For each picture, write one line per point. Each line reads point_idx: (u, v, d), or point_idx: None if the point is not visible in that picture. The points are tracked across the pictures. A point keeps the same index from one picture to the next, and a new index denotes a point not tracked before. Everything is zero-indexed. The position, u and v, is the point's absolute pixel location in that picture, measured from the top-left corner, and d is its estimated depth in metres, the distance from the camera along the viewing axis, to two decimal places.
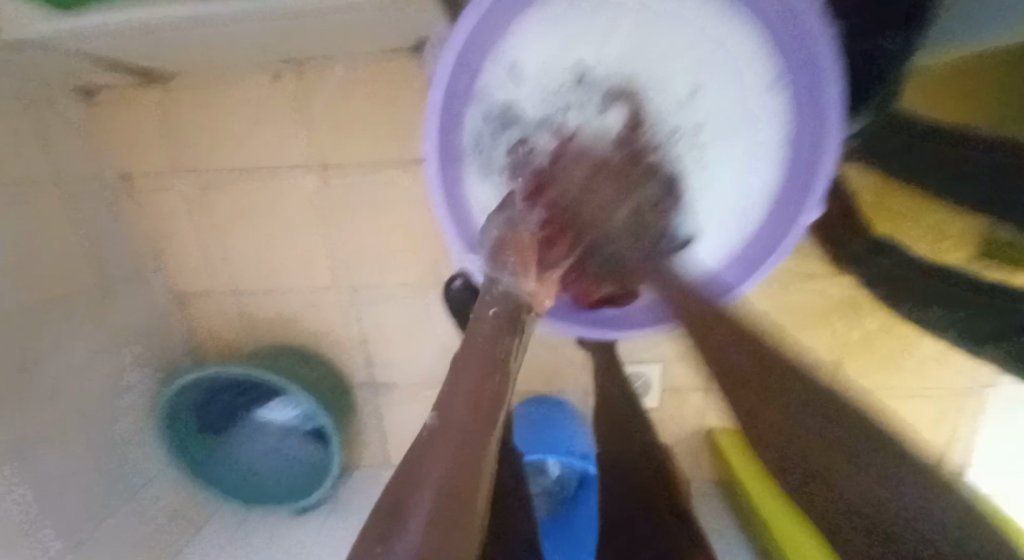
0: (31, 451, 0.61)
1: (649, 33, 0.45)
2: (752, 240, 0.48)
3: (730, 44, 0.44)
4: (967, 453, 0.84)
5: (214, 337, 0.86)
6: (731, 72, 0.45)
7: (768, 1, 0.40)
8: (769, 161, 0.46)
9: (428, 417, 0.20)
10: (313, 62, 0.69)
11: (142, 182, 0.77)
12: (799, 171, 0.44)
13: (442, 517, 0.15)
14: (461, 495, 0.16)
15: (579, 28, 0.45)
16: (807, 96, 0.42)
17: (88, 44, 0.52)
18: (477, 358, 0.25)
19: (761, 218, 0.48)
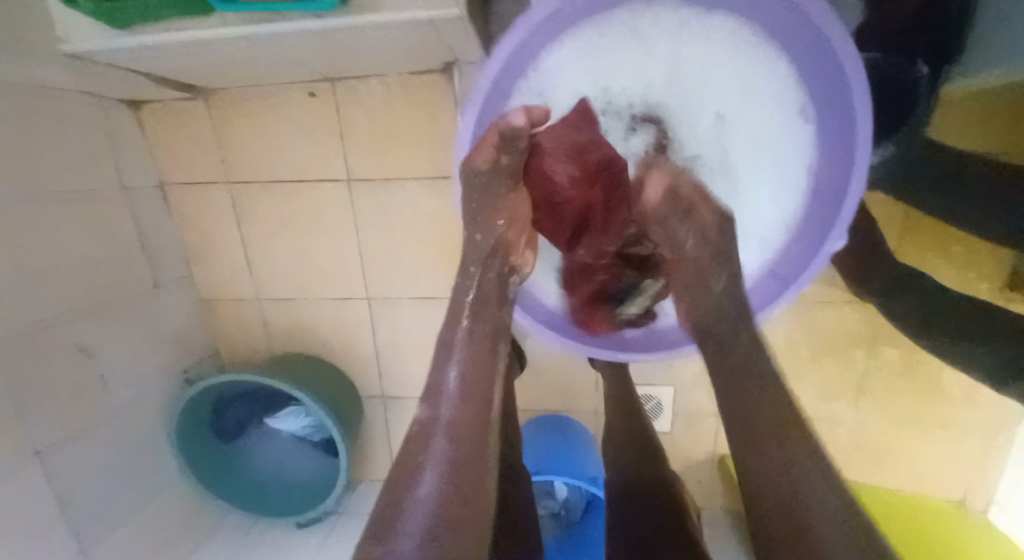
0: (65, 450, 0.62)
1: (680, 60, 0.46)
2: (771, 269, 0.47)
3: (761, 73, 0.44)
4: (987, 493, 0.82)
5: (236, 344, 0.87)
6: (761, 99, 0.46)
7: (801, 34, 0.40)
8: (793, 190, 0.47)
9: (436, 408, 0.30)
10: (351, 81, 0.71)
11: (178, 192, 0.80)
12: (824, 201, 0.44)
13: (441, 502, 0.25)
14: (457, 483, 0.26)
15: (613, 54, 0.46)
16: (835, 128, 0.42)
17: (146, 59, 0.54)
18: (478, 362, 0.33)
19: (782, 246, 0.47)
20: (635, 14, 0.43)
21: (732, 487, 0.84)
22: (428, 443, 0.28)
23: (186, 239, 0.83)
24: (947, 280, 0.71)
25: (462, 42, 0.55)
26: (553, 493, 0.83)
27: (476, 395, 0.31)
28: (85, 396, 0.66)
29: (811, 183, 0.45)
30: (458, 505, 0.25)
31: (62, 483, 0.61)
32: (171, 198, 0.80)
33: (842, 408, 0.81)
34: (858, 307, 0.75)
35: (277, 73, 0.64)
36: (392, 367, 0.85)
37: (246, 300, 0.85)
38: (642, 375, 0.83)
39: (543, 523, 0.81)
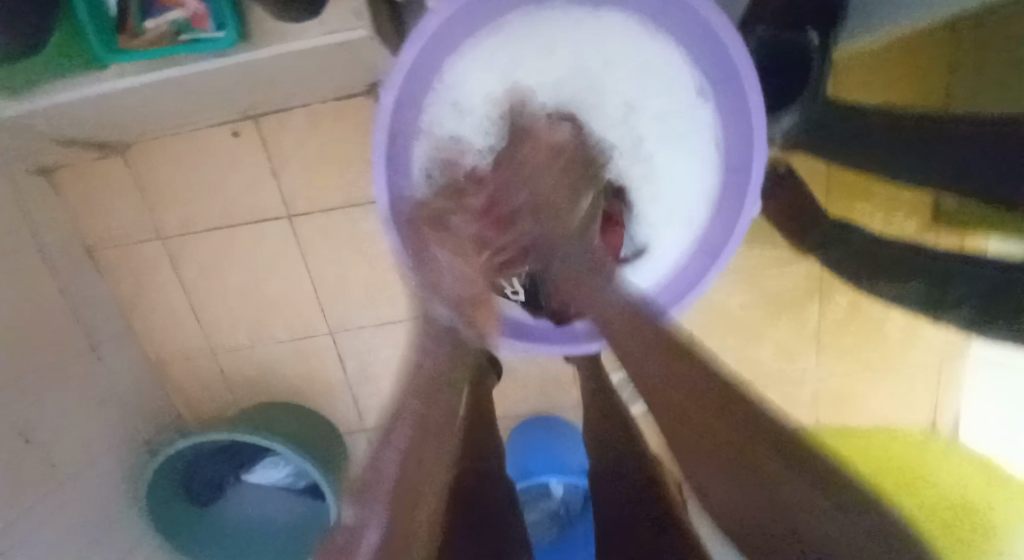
0: (26, 543, 0.58)
1: (579, 53, 0.46)
2: (702, 243, 0.48)
3: (657, 56, 0.46)
4: (952, 419, 0.86)
5: (198, 401, 0.84)
6: (665, 81, 0.47)
7: (680, 15, 0.42)
8: (709, 165, 0.48)
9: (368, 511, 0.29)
10: (275, 115, 0.70)
11: (111, 253, 0.76)
12: (735, 170, 0.45)
13: None
14: None
15: (514, 58, 0.46)
16: (732, 99, 0.43)
17: (53, 121, 0.52)
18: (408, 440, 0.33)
19: (709, 220, 0.48)
20: (529, 21, 0.45)
21: None
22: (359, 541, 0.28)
23: (126, 301, 0.79)
24: (876, 225, 0.75)
25: (377, 61, 0.55)
26: (549, 494, 0.81)
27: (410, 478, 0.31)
28: (38, 483, 0.62)
29: (721, 159, 0.47)
30: None
31: None
32: (103, 261, 0.77)
33: (806, 361, 0.84)
34: (804, 263, 0.78)
35: (196, 116, 0.63)
36: (364, 398, 0.83)
37: (200, 355, 0.81)
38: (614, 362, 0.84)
39: (540, 524, 0.81)
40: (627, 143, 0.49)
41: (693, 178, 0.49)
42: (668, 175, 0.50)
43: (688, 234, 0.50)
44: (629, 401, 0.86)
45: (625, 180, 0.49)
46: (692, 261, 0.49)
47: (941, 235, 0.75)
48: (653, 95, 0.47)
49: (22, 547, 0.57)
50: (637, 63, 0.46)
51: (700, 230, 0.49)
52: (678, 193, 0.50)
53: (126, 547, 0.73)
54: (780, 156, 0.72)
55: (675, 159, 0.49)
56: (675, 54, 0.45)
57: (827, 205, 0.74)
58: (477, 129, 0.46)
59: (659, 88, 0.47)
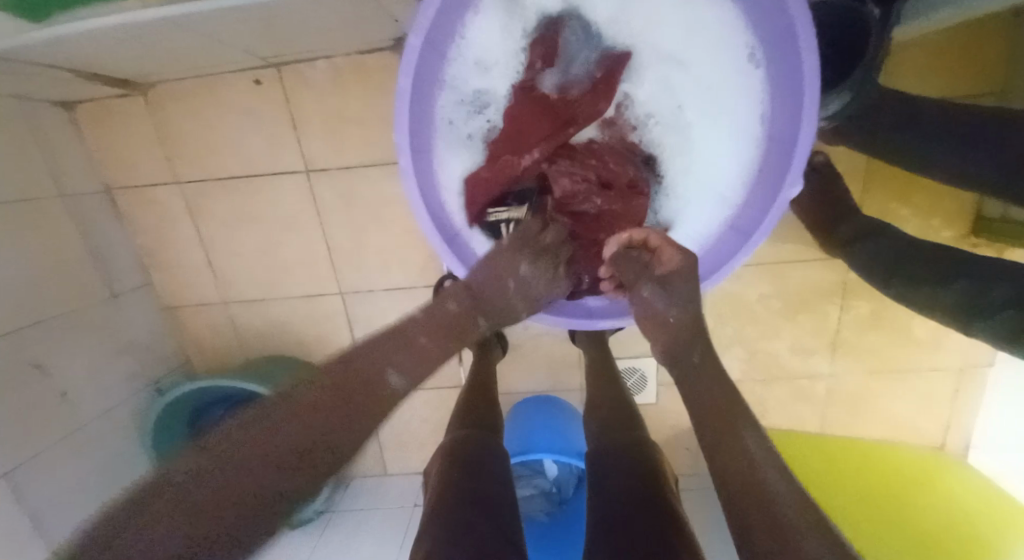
0: (35, 467, 0.60)
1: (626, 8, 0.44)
2: (732, 226, 0.46)
3: (707, 17, 0.43)
4: (965, 435, 0.84)
5: (207, 348, 0.85)
6: (715, 43, 0.44)
7: None
8: (749, 141, 0.45)
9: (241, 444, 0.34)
10: (299, 65, 0.68)
11: (129, 195, 0.76)
12: (776, 150, 0.43)
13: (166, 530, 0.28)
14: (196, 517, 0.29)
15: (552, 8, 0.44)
16: (784, 69, 0.40)
17: (75, 52, 0.51)
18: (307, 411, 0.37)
19: (743, 201, 0.46)
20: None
21: None
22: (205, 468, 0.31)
23: (141, 245, 0.79)
24: (912, 229, 0.72)
25: (406, 11, 0.53)
26: (542, 471, 0.83)
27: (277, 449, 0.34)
28: (48, 412, 0.63)
29: (767, 131, 0.44)
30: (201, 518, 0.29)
31: (32, 501, 0.59)
32: (120, 203, 0.77)
33: (820, 363, 0.82)
34: (829, 263, 0.75)
35: (217, 60, 0.61)
36: None
37: (212, 304, 0.82)
38: (623, 347, 0.83)
39: (532, 500, 0.81)
40: (669, 106, 0.47)
41: (731, 154, 0.46)
42: (711, 142, 0.47)
43: (718, 215, 0.48)
44: (633, 388, 0.85)
45: (654, 151, 0.48)
46: (719, 242, 0.47)
47: (981, 245, 0.71)
48: (700, 54, 0.44)
49: (26, 475, 0.59)
50: (685, 21, 0.44)
51: (732, 212, 0.47)
52: (714, 169, 0.47)
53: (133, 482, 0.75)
54: (819, 147, 0.69)
55: (714, 132, 0.46)
56: (726, 14, 0.42)
57: (864, 202, 0.71)
58: (505, 80, 0.46)
59: (708, 47, 0.44)
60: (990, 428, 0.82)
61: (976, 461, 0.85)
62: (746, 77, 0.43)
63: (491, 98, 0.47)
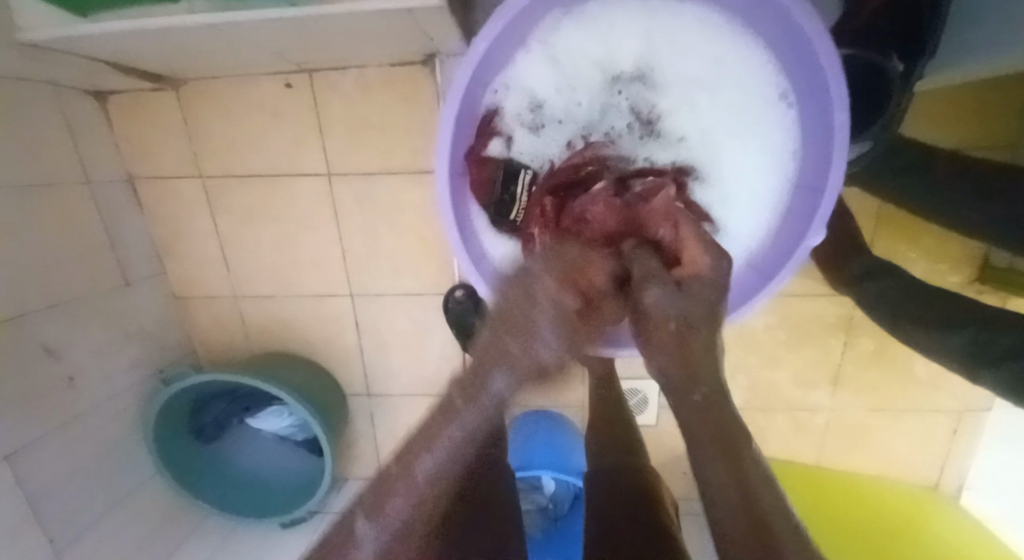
0: (40, 452, 0.61)
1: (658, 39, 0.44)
2: (767, 246, 0.46)
3: (737, 57, 0.44)
4: (957, 476, 0.85)
5: (214, 341, 0.86)
6: (746, 80, 0.44)
7: (768, 21, 0.40)
8: (775, 167, 0.46)
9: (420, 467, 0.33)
10: (330, 71, 0.69)
11: (151, 186, 0.77)
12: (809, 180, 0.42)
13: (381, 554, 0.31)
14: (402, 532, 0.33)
15: (577, 38, 0.44)
16: (813, 107, 0.41)
17: (116, 49, 0.52)
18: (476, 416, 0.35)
19: (778, 221, 0.46)
20: (605, 2, 0.43)
21: None
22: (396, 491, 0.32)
23: (158, 235, 0.80)
24: (918, 271, 0.73)
25: (443, 32, 0.54)
26: (541, 487, 0.82)
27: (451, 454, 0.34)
28: (56, 398, 0.63)
29: (795, 164, 0.44)
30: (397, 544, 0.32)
31: (32, 486, 0.59)
32: (142, 192, 0.78)
33: (819, 397, 0.83)
34: (836, 299, 0.76)
35: (251, 62, 0.63)
36: (375, 364, 0.84)
37: (223, 297, 0.83)
38: (626, 368, 0.84)
39: (530, 516, 0.81)
40: (696, 132, 0.47)
41: (759, 172, 0.46)
42: (739, 173, 0.47)
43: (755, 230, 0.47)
44: (634, 409, 0.85)
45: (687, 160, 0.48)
46: (755, 267, 0.46)
47: (983, 291, 0.73)
48: (731, 80, 0.45)
49: (29, 458, 0.59)
50: (717, 56, 0.44)
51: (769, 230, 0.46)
52: (741, 186, 0.47)
53: (130, 470, 0.75)
54: None
55: (744, 151, 0.46)
56: (757, 57, 0.43)
57: (874, 242, 0.73)
58: (541, 97, 0.47)
59: (741, 80, 0.44)
60: (984, 471, 0.83)
61: (969, 503, 0.86)
62: (773, 112, 0.44)
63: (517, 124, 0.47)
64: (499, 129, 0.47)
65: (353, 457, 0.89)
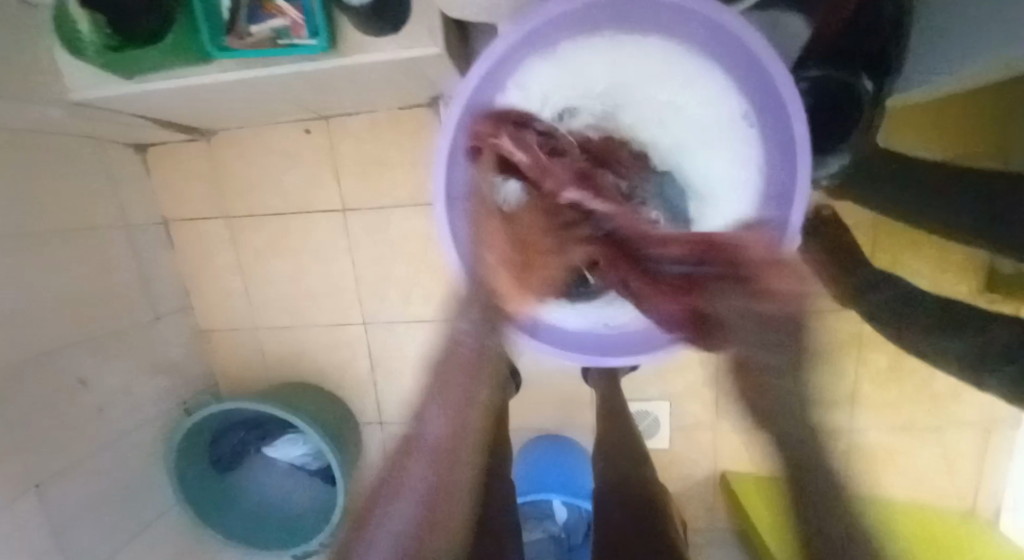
0: (67, 480, 0.64)
1: (624, 69, 0.48)
2: None
3: (700, 81, 0.47)
4: (988, 495, 0.82)
5: (235, 372, 0.90)
6: (708, 101, 0.48)
7: (729, 46, 0.44)
8: (744, 180, 0.48)
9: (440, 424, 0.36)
10: (344, 117, 0.76)
11: (181, 227, 0.84)
12: (776, 188, 0.47)
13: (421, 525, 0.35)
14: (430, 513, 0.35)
15: (551, 74, 0.48)
16: (776, 120, 0.45)
17: (152, 104, 0.59)
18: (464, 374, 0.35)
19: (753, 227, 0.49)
20: (578, 38, 0.47)
21: (732, 502, 0.84)
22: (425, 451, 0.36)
23: (185, 273, 0.86)
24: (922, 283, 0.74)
25: (445, 77, 0.60)
26: (553, 515, 0.83)
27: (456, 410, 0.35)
28: (85, 428, 0.67)
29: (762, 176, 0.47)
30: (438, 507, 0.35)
31: (58, 512, 0.62)
32: (173, 234, 0.84)
33: (834, 416, 0.82)
34: (840, 314, 0.77)
35: (273, 112, 0.69)
36: (389, 392, 0.86)
37: (245, 330, 0.87)
38: (636, 389, 0.85)
39: (541, 544, 0.81)
40: (662, 155, 0.50)
41: (731, 184, 0.49)
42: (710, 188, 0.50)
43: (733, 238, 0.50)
44: (646, 431, 0.86)
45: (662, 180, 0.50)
46: None
47: (995, 300, 0.73)
48: (694, 108, 0.48)
49: (58, 485, 0.62)
50: (680, 81, 0.48)
51: None
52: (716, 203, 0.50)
53: (152, 500, 0.78)
54: (825, 201, 0.73)
55: (713, 168, 0.49)
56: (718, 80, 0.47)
57: (873, 256, 0.74)
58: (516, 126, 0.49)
59: (703, 101, 0.48)
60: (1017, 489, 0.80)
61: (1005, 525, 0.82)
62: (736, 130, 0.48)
63: None
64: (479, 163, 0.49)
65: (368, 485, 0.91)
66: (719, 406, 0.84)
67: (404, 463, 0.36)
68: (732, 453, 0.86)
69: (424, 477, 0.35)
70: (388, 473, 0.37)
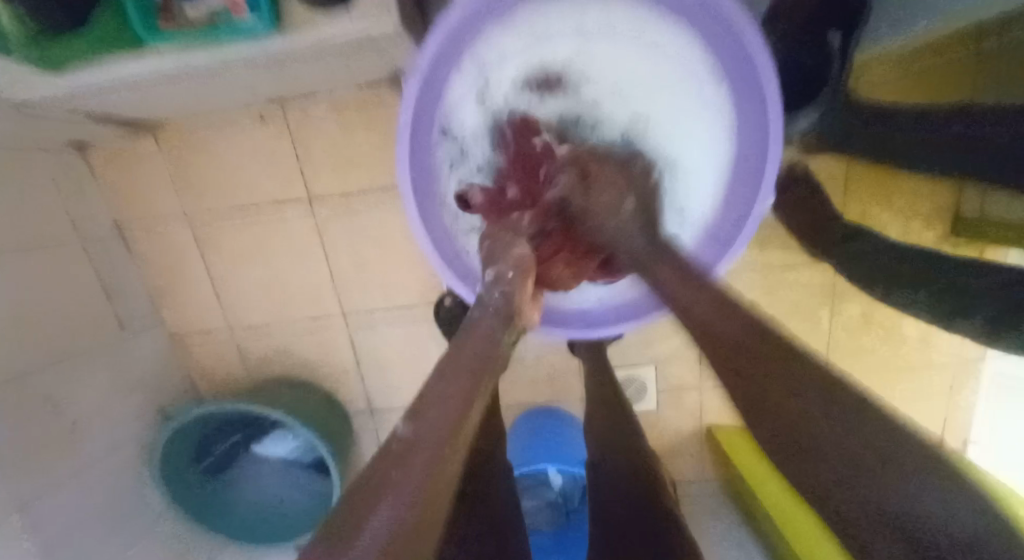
0: (48, 500, 0.62)
1: (585, 37, 0.48)
2: (721, 217, 0.50)
3: (664, 45, 0.47)
4: (959, 429, 0.86)
5: (213, 374, 0.87)
6: (674, 65, 0.48)
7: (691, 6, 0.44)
8: (715, 143, 0.50)
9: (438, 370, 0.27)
10: (300, 100, 0.72)
11: (138, 228, 0.79)
12: (748, 151, 0.47)
13: (421, 498, 0.17)
14: (438, 496, 0.18)
15: (513, 47, 0.48)
16: (745, 80, 0.45)
17: (88, 99, 0.54)
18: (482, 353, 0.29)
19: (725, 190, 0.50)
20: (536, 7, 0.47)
21: (721, 457, 0.87)
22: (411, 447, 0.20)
23: (148, 276, 0.82)
24: (894, 231, 0.75)
25: (401, 52, 0.57)
26: (547, 482, 0.82)
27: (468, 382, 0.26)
28: (60, 445, 0.65)
29: (732, 137, 0.49)
30: (440, 476, 0.19)
31: (43, 534, 0.60)
32: (129, 236, 0.80)
33: None
34: (816, 268, 0.78)
35: (223, 100, 0.65)
36: (375, 379, 0.85)
37: (219, 330, 0.84)
38: (622, 357, 0.85)
39: (539, 512, 0.82)
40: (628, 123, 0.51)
41: (701, 149, 0.51)
42: (679, 151, 0.51)
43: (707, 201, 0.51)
44: (634, 397, 0.87)
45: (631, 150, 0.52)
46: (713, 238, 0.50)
47: (962, 245, 0.75)
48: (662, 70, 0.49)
49: (40, 506, 0.60)
50: (643, 46, 0.48)
51: (719, 199, 0.50)
52: (690, 169, 0.51)
53: (142, 511, 0.76)
54: (797, 157, 0.73)
55: (681, 132, 0.51)
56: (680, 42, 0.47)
57: (846, 208, 0.75)
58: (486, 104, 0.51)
59: (667, 66, 0.48)
60: (986, 421, 0.84)
61: (975, 455, 0.86)
62: (703, 91, 0.48)
63: (464, 130, 0.51)
64: (453, 143, 0.51)
65: (363, 473, 0.91)
66: (704, 366, 0.86)
67: (389, 469, 0.19)
68: (718, 411, 0.88)
69: (424, 464, 0.19)
70: (347, 503, 0.17)
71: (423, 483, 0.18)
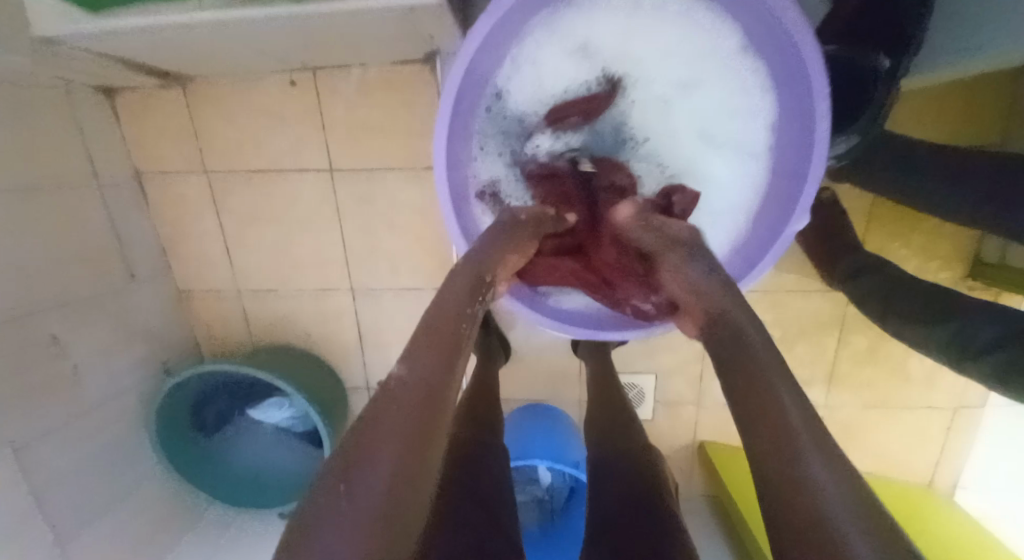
0: (46, 440, 0.62)
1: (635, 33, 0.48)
2: (752, 235, 0.51)
3: (715, 47, 0.47)
4: (953, 473, 0.85)
5: (216, 335, 0.87)
6: (725, 70, 0.48)
7: (751, 13, 0.43)
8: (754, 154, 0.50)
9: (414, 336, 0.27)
10: (332, 70, 0.71)
11: (157, 181, 0.79)
12: (788, 166, 0.47)
13: (389, 512, 0.17)
14: (408, 494, 0.18)
15: (562, 39, 0.48)
16: (794, 97, 0.45)
17: (125, 45, 0.54)
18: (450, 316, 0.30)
19: (759, 204, 0.51)
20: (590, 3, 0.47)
21: (710, 472, 0.86)
22: (377, 441, 0.19)
23: (162, 230, 0.81)
24: (911, 267, 0.74)
25: (442, 32, 0.56)
26: (538, 481, 0.84)
27: (441, 357, 0.26)
28: (62, 388, 0.65)
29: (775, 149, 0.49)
30: (412, 494, 0.18)
31: (36, 473, 0.60)
32: (147, 188, 0.79)
33: (815, 394, 0.84)
34: (830, 296, 0.78)
35: (257, 61, 0.64)
36: (377, 358, 0.85)
37: (227, 291, 0.84)
38: (625, 363, 0.85)
39: (526, 508, 0.82)
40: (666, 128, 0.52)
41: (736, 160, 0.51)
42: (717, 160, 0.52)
43: (737, 220, 0.52)
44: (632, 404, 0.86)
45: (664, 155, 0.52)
46: (739, 255, 0.51)
47: (976, 290, 0.74)
48: (711, 79, 0.48)
49: (37, 444, 0.60)
50: (696, 48, 0.48)
51: (751, 215, 0.51)
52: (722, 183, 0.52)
53: (135, 462, 0.76)
54: (825, 183, 0.72)
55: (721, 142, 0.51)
56: (729, 45, 0.47)
57: (864, 238, 0.74)
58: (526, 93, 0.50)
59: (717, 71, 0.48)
60: (980, 467, 0.83)
61: (965, 500, 0.85)
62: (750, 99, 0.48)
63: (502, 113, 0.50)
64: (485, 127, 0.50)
65: None
66: (705, 382, 0.85)
67: (356, 473, 0.18)
68: (714, 427, 0.88)
69: (390, 471, 0.18)
70: (337, 464, 0.19)
71: (377, 501, 0.17)
